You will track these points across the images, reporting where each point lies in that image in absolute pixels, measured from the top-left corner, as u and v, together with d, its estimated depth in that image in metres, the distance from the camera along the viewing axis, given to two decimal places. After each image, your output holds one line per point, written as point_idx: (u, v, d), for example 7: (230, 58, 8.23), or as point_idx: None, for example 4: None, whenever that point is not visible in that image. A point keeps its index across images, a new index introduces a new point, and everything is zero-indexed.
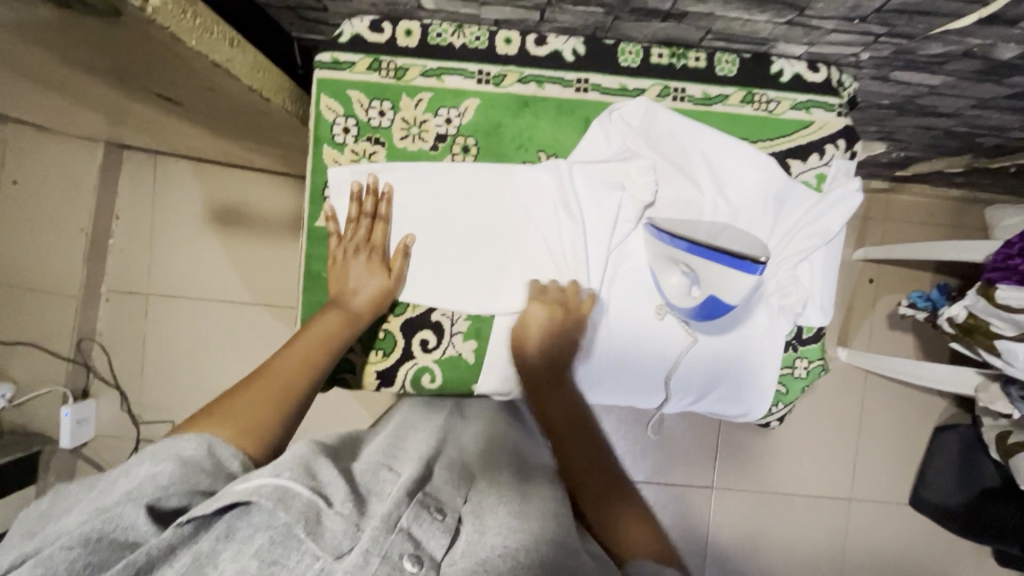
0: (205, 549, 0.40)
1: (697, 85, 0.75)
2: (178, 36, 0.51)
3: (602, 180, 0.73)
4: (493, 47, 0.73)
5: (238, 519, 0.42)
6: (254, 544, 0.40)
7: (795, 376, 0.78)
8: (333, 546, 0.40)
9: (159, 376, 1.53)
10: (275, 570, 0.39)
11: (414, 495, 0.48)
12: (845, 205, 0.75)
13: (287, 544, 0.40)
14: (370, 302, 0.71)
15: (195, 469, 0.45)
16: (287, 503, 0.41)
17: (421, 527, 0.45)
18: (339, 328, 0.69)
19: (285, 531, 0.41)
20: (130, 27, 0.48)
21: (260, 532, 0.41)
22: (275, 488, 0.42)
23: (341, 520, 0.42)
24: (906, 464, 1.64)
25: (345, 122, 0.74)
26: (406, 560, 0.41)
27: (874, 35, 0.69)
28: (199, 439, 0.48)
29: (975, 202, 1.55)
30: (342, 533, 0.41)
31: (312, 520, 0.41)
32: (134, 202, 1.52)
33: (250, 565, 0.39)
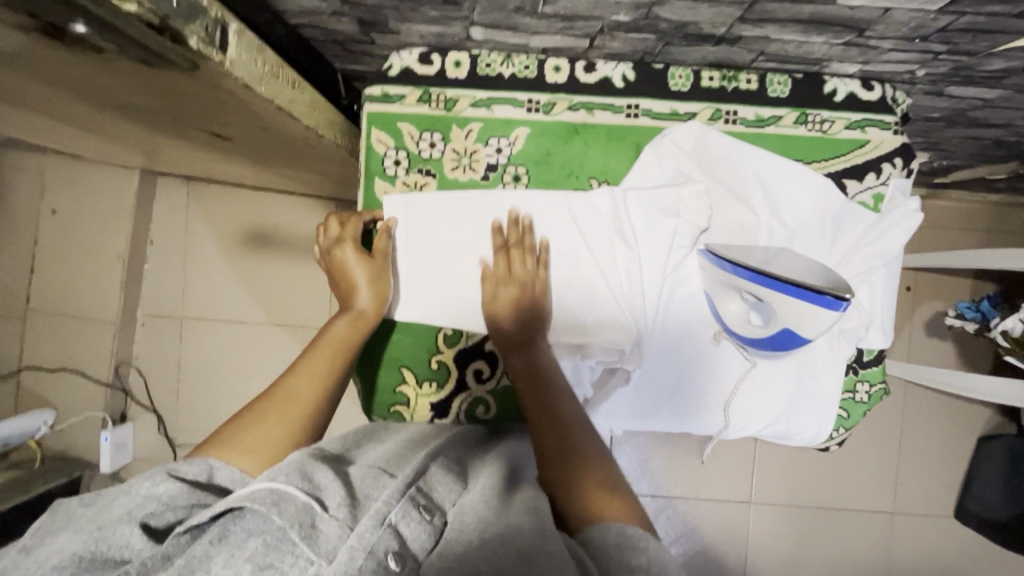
0: (199, 554, 0.41)
1: (749, 107, 0.74)
2: (250, 85, 0.52)
3: (656, 207, 0.72)
4: (542, 75, 0.73)
5: (232, 524, 0.43)
6: (248, 548, 0.41)
7: (856, 401, 0.77)
8: (326, 549, 0.41)
9: (195, 399, 1.55)
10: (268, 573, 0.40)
11: (407, 494, 0.49)
12: (906, 224, 0.73)
13: (281, 547, 0.42)
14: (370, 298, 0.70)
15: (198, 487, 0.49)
16: (282, 507, 0.42)
17: (410, 526, 0.45)
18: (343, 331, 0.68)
19: (278, 534, 0.42)
20: (206, 80, 0.49)
21: (253, 537, 0.42)
22: (270, 493, 0.43)
23: (335, 523, 0.43)
24: (951, 475, 1.59)
25: (395, 154, 0.74)
26: (388, 557, 0.42)
27: (933, 53, 0.68)
28: (201, 468, 0.51)
29: (1017, 206, 1.51)
30: (336, 537, 0.42)
31: (307, 527, 0.42)
32: (169, 227, 1.54)
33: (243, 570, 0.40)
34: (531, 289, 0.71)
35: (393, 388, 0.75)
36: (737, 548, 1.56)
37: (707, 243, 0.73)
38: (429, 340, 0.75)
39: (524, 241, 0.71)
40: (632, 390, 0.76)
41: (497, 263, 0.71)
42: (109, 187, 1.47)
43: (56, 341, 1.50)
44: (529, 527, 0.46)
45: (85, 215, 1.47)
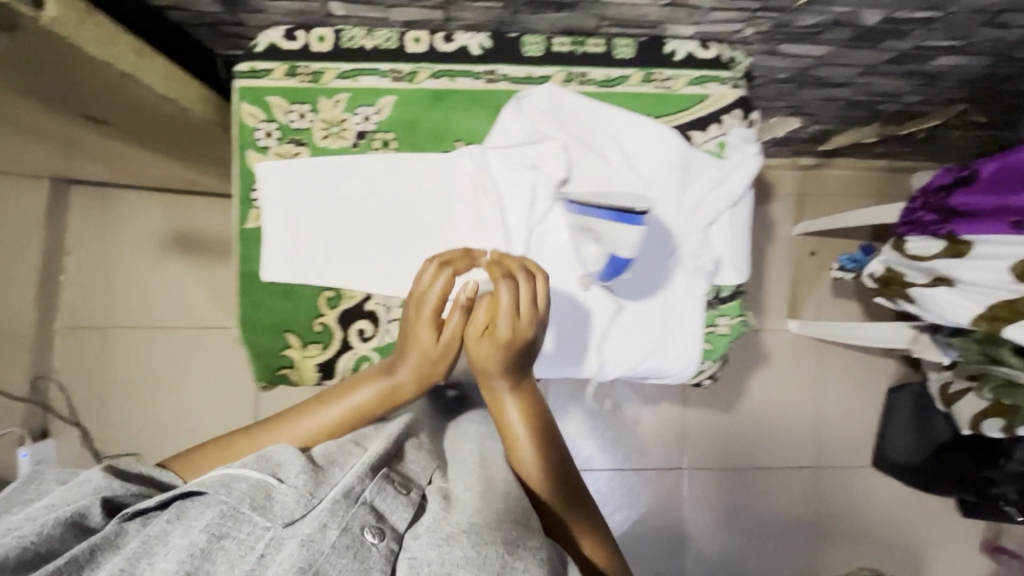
0: (157, 532, 0.44)
1: (598, 68, 0.80)
2: (77, 46, 0.55)
3: (516, 162, 0.77)
4: (404, 46, 0.78)
5: (191, 504, 0.46)
6: (204, 520, 0.43)
7: (718, 333, 0.83)
8: (282, 516, 0.44)
9: (121, 408, 1.52)
10: (224, 542, 0.42)
11: (384, 469, 0.52)
12: (745, 168, 0.80)
13: (236, 518, 0.44)
14: (414, 377, 0.65)
15: (159, 486, 0.52)
16: (231, 488, 0.46)
17: (386, 500, 0.48)
18: (375, 398, 0.64)
19: (234, 505, 0.44)
20: (29, 40, 0.52)
21: (211, 509, 0.44)
22: (226, 478, 0.46)
23: (292, 493, 0.46)
24: (867, 426, 1.69)
25: (267, 126, 0.77)
26: (366, 532, 0.44)
27: (750, 11, 0.75)
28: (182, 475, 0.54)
29: (900, 171, 1.64)
30: (291, 503, 0.45)
31: (259, 500, 0.45)
32: (86, 236, 1.52)
33: (198, 539, 0.42)
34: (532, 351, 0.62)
35: (279, 351, 0.78)
36: (672, 514, 1.61)
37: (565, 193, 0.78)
38: (311, 303, 0.77)
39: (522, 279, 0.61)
40: None
41: (501, 296, 0.60)
42: None
43: None
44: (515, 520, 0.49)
45: None
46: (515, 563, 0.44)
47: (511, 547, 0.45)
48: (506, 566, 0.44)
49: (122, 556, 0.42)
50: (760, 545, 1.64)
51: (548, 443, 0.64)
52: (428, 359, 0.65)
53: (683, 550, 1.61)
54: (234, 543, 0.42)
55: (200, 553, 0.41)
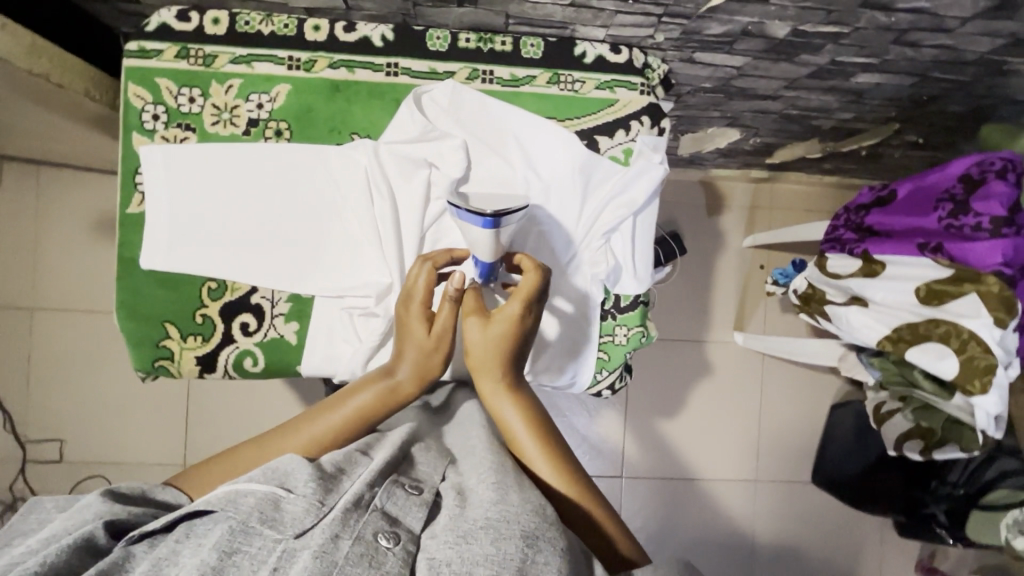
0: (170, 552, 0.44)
1: (504, 67, 0.78)
2: None
3: (408, 159, 0.75)
4: (302, 34, 0.76)
5: (203, 522, 0.46)
6: (215, 537, 0.43)
7: (616, 344, 0.81)
8: (293, 526, 0.44)
9: (50, 392, 1.49)
10: (237, 558, 0.42)
11: (391, 474, 0.52)
12: (648, 175, 0.78)
13: (246, 532, 0.44)
14: (411, 374, 0.66)
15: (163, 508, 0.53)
16: (239, 503, 0.45)
17: (396, 503, 0.49)
18: (373, 399, 0.64)
19: (242, 521, 0.44)
20: None
21: (222, 526, 0.44)
22: (233, 493, 0.46)
23: (300, 501, 0.46)
24: (808, 442, 1.69)
25: (154, 109, 0.74)
26: (381, 537, 0.45)
27: (655, 16, 0.74)
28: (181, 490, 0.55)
29: (851, 188, 1.64)
30: (301, 513, 0.45)
31: (267, 514, 0.45)
32: (18, 214, 1.48)
33: (210, 557, 0.42)
34: (520, 328, 0.65)
35: (157, 342, 0.75)
36: None
37: (458, 192, 0.75)
38: (194, 293, 0.75)
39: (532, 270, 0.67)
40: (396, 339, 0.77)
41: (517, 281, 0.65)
42: None
43: None
44: (532, 509, 0.49)
45: None
46: (536, 557, 0.45)
47: (530, 542, 0.46)
48: (527, 559, 0.45)
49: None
50: (695, 556, 1.64)
51: (550, 434, 0.64)
52: (424, 354, 0.66)
53: None
54: (246, 558, 0.42)
55: (214, 568, 0.41)
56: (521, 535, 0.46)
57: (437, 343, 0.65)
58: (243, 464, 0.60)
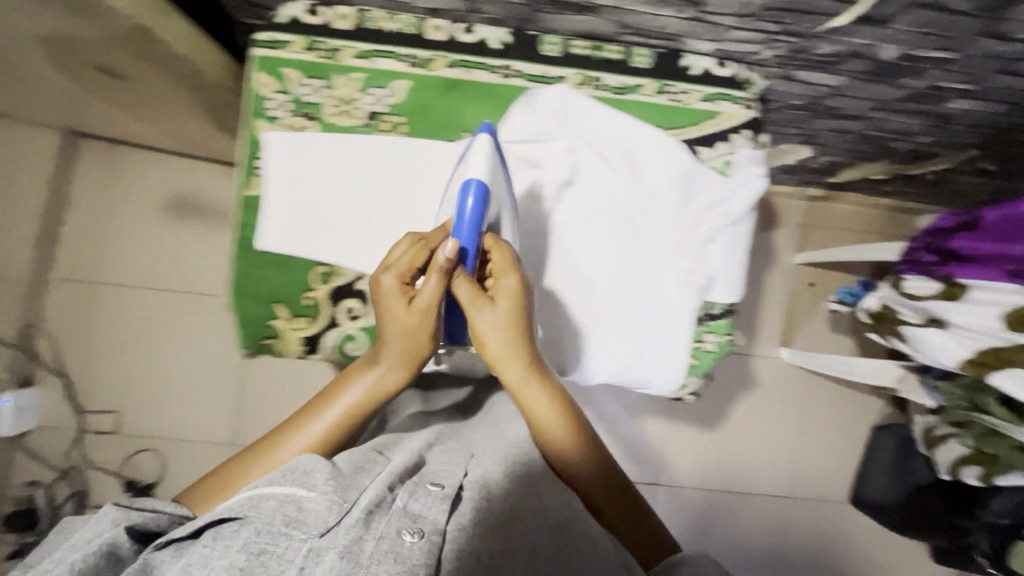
0: (197, 558, 0.42)
1: (613, 75, 0.81)
2: None
3: (520, 159, 0.79)
4: (423, 33, 0.79)
5: (224, 526, 0.45)
6: (242, 539, 0.43)
7: (705, 351, 0.83)
8: (318, 524, 0.45)
9: (109, 364, 1.53)
10: (264, 558, 0.42)
11: (410, 478, 0.54)
12: (747, 188, 0.80)
13: (272, 532, 0.43)
14: (401, 358, 0.66)
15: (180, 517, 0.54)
16: (261, 506, 0.46)
17: (415, 503, 0.50)
18: (376, 385, 0.66)
19: (268, 522, 0.44)
20: None
21: (246, 528, 0.44)
22: (253, 497, 0.47)
23: (322, 500, 0.47)
24: (846, 462, 1.69)
25: (279, 97, 0.77)
26: (406, 533, 0.46)
27: (769, 33, 0.76)
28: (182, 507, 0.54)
29: (905, 212, 1.65)
30: (324, 511, 0.46)
31: (289, 517, 0.45)
32: (91, 189, 1.52)
33: (238, 558, 0.41)
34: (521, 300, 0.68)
35: (266, 321, 0.79)
36: None
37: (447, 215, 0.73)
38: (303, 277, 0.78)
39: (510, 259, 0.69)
40: None
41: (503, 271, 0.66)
42: None
43: None
44: None
45: None
46: None
47: None
48: None
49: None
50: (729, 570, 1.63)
51: (569, 419, 0.70)
52: (414, 337, 0.65)
53: None
54: (274, 559, 0.42)
55: (243, 570, 0.41)
56: None
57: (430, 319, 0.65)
58: (249, 469, 0.60)
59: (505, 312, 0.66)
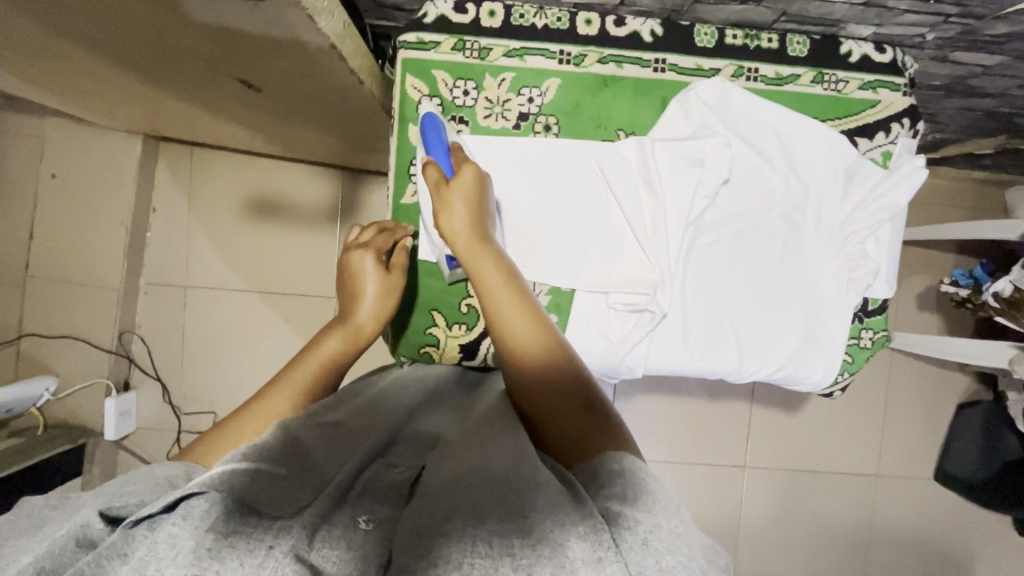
0: (162, 538, 0.36)
1: (769, 65, 0.78)
2: (313, 16, 0.57)
3: (682, 156, 0.75)
4: (574, 28, 0.76)
5: (193, 502, 0.39)
6: (212, 520, 0.38)
7: (861, 346, 0.83)
8: (280, 510, 0.41)
9: (198, 367, 1.53)
10: (234, 540, 0.37)
11: (375, 460, 0.52)
12: (912, 178, 0.77)
13: (244, 514, 0.39)
14: (373, 313, 0.70)
15: (166, 485, 0.45)
16: (231, 482, 0.41)
17: (370, 497, 0.46)
18: (343, 339, 0.67)
19: (239, 501, 0.40)
20: (271, 8, 0.53)
21: (215, 505, 0.39)
22: (223, 474, 0.41)
23: (282, 485, 0.43)
24: (932, 440, 1.68)
25: (429, 102, 0.77)
26: (360, 520, 0.43)
27: (944, 16, 0.72)
28: (179, 465, 0.49)
29: (998, 184, 1.58)
30: (290, 498, 0.42)
31: (260, 496, 0.41)
32: (172, 193, 1.52)
33: (205, 539, 0.36)
34: (476, 189, 0.66)
35: (425, 330, 0.81)
36: (731, 512, 1.62)
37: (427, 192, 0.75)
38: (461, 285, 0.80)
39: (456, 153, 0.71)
40: (656, 336, 0.78)
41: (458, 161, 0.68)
42: (112, 151, 1.44)
43: (56, 307, 1.46)
44: (508, 457, 0.47)
45: (85, 179, 1.44)
46: (532, 488, 0.43)
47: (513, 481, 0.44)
48: (523, 499, 0.42)
49: (125, 568, 0.35)
50: (814, 548, 1.65)
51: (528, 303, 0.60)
52: (384, 296, 0.72)
53: (738, 546, 1.63)
54: (246, 539, 0.37)
55: (212, 552, 0.36)
56: (499, 484, 0.44)
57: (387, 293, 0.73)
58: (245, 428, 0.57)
59: (460, 186, 0.65)
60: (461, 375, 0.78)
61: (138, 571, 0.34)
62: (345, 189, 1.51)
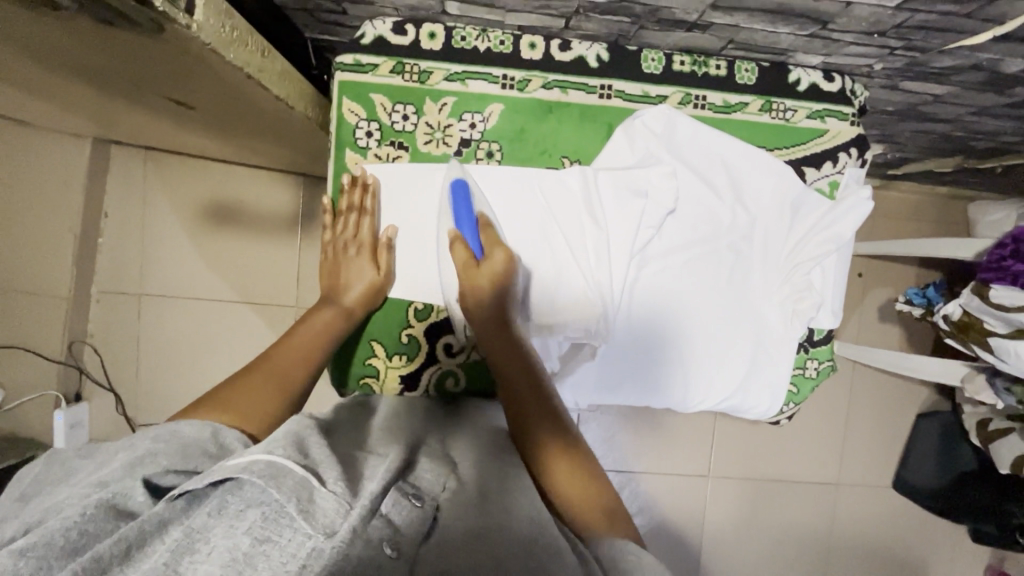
0: (197, 525, 0.41)
1: (717, 93, 0.76)
2: (219, 51, 0.53)
3: (626, 186, 0.74)
4: (518, 51, 0.74)
5: (231, 495, 0.43)
6: (247, 521, 0.41)
7: (806, 376, 0.83)
8: (323, 524, 0.42)
9: (154, 378, 1.49)
10: (266, 548, 0.40)
11: (395, 486, 0.50)
12: (857, 211, 0.77)
13: (279, 521, 0.42)
14: (361, 297, 0.75)
15: (192, 451, 0.51)
16: (280, 480, 0.43)
17: (401, 512, 0.47)
18: (333, 323, 0.74)
19: (277, 508, 0.42)
20: (173, 44, 0.50)
21: (252, 510, 0.42)
22: (271, 465, 0.44)
23: (331, 498, 0.44)
24: (891, 450, 1.70)
25: (367, 126, 0.75)
26: (385, 543, 0.43)
27: (889, 48, 0.71)
28: (204, 426, 0.55)
29: (962, 198, 1.59)
30: (333, 511, 0.43)
31: (304, 498, 0.43)
32: (123, 198, 1.47)
33: (241, 543, 0.40)
34: (503, 273, 0.71)
35: (364, 360, 0.79)
36: (693, 521, 1.63)
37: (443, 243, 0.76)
38: (401, 314, 0.78)
39: (363, 205, 0.75)
40: (601, 366, 0.78)
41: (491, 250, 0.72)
42: None
43: None
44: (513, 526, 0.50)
45: None
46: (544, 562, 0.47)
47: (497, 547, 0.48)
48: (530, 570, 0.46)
49: (164, 548, 0.40)
50: (774, 555, 1.67)
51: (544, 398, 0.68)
52: (371, 290, 0.75)
53: (699, 556, 1.64)
54: (275, 550, 0.40)
55: (245, 559, 0.39)
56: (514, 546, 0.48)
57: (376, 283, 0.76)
58: (249, 390, 0.63)
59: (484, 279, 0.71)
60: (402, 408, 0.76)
61: (176, 559, 0.39)
62: (306, 196, 1.47)
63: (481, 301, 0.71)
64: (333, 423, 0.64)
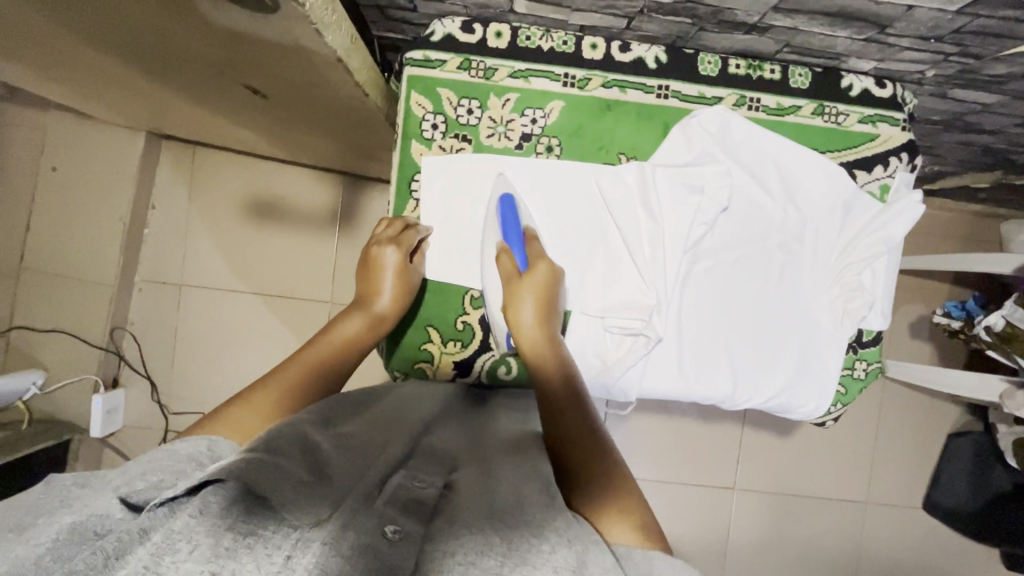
0: (179, 528, 0.37)
1: (771, 96, 0.78)
2: (320, 32, 0.56)
3: (682, 182, 0.76)
4: (579, 51, 0.76)
5: (213, 496, 0.39)
6: (229, 518, 0.39)
7: (854, 377, 0.84)
8: (308, 515, 0.41)
9: (189, 367, 1.52)
10: (250, 541, 0.38)
11: (392, 475, 0.50)
12: (910, 214, 0.78)
13: (261, 516, 0.40)
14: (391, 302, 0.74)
15: (182, 465, 0.46)
16: (258, 476, 0.40)
17: (395, 501, 0.45)
18: (361, 328, 0.71)
19: (258, 503, 0.40)
20: (281, 21, 0.53)
21: (233, 508, 0.39)
22: (247, 460, 0.42)
23: (316, 491, 0.43)
24: (921, 469, 1.67)
25: (433, 118, 0.78)
26: (386, 530, 0.41)
27: (944, 54, 0.72)
28: (201, 440, 0.50)
29: (995, 216, 1.59)
30: (318, 504, 0.42)
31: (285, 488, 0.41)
32: (171, 191, 1.51)
33: (222, 537, 0.37)
34: (548, 285, 0.72)
35: (419, 345, 0.81)
36: (718, 533, 1.61)
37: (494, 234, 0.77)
38: (457, 301, 0.80)
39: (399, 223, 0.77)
40: (650, 361, 0.78)
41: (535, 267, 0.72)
42: (115, 146, 1.44)
43: (47, 301, 1.45)
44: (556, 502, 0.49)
45: (83, 173, 1.44)
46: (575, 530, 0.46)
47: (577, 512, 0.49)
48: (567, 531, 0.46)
49: (142, 553, 0.36)
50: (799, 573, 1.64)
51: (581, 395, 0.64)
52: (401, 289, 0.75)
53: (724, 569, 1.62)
54: (260, 543, 0.38)
55: (228, 552, 0.36)
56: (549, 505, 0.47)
57: (404, 287, 0.75)
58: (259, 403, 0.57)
59: (527, 285, 0.71)
60: (456, 393, 0.78)
61: (156, 561, 0.35)
62: (345, 194, 1.51)
63: (521, 308, 0.69)
64: (393, 406, 0.65)
